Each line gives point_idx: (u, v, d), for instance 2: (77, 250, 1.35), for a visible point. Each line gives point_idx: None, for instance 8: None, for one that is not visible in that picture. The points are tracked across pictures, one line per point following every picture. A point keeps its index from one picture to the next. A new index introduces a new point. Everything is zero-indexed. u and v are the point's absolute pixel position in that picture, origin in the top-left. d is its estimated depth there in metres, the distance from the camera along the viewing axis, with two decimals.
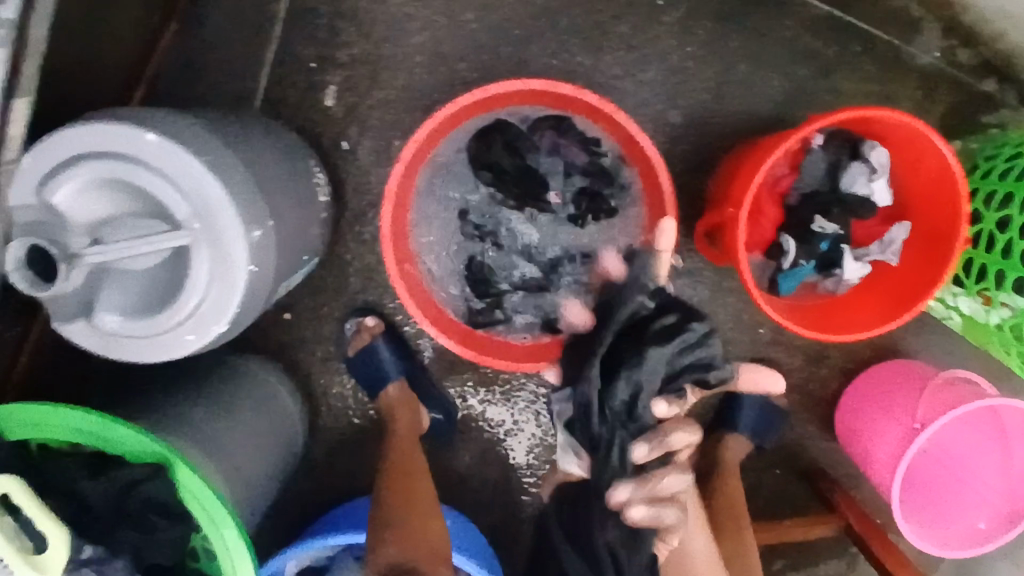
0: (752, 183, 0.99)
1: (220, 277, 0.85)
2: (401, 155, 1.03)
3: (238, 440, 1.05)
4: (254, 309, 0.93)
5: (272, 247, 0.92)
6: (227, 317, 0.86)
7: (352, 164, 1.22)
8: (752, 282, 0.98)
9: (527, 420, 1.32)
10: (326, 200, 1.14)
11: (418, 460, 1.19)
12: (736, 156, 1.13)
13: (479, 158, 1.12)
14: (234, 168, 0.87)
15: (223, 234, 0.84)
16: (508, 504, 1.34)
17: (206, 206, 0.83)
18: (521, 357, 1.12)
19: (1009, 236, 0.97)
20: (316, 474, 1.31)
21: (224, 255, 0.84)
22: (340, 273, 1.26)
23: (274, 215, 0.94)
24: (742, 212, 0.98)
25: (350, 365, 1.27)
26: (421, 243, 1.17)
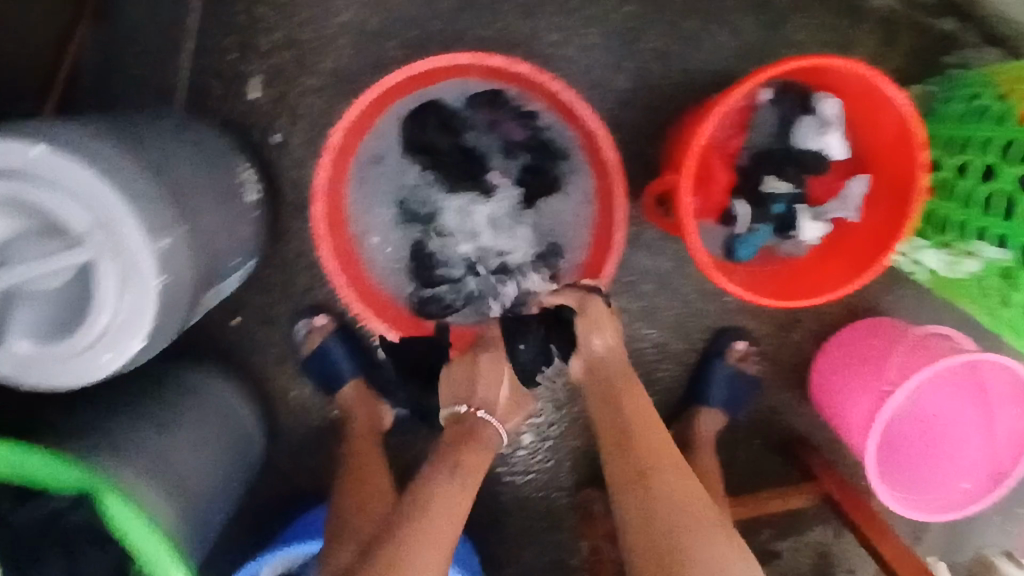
0: (694, 147, 0.92)
1: (130, 292, 0.80)
2: (331, 144, 0.98)
3: (181, 456, 1.01)
4: (176, 320, 0.88)
5: (187, 256, 0.86)
6: (144, 331, 0.82)
7: (286, 157, 1.15)
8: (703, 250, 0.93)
9: None
10: (257, 198, 1.09)
11: (375, 459, 1.15)
12: (685, 119, 1.08)
13: (414, 141, 1.06)
14: (137, 174, 0.82)
15: (129, 246, 0.79)
16: (485, 493, 1.34)
17: (107, 216, 0.78)
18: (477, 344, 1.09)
19: (970, 184, 0.91)
20: (282, 480, 1.27)
21: (133, 268, 0.79)
22: (285, 271, 1.21)
23: (191, 220, 0.89)
24: (684, 178, 0.92)
25: (304, 367, 1.22)
26: (366, 235, 1.11)
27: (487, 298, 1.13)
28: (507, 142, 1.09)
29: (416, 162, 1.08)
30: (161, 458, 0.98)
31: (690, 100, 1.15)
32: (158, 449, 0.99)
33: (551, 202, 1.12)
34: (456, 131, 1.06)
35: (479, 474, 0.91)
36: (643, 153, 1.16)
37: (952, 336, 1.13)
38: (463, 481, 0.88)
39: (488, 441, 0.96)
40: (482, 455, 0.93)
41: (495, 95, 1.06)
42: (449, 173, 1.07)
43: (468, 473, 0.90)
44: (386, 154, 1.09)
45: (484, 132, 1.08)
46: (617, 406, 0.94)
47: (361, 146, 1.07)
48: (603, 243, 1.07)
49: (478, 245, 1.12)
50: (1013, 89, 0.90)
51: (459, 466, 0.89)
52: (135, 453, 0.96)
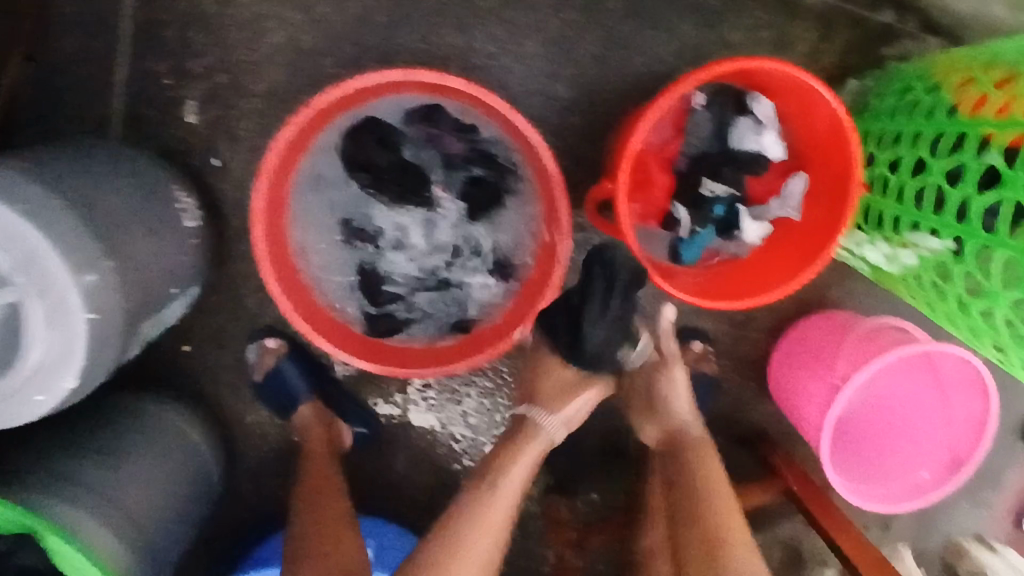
0: (629, 152, 0.93)
1: (58, 329, 0.79)
2: (265, 168, 0.96)
3: (130, 489, 1.00)
4: (111, 354, 0.87)
5: (118, 289, 0.85)
6: (77, 367, 0.80)
7: (228, 180, 1.14)
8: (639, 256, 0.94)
9: (455, 421, 1.30)
10: (196, 225, 1.07)
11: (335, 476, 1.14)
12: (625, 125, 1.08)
13: (352, 160, 1.05)
14: (60, 210, 0.81)
15: (55, 283, 0.78)
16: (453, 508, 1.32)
17: (28, 254, 0.77)
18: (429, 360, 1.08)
19: (901, 179, 0.92)
20: (244, 506, 1.26)
21: (61, 305, 0.78)
22: (234, 295, 1.20)
23: (121, 253, 0.88)
24: (620, 185, 0.92)
25: (259, 391, 1.21)
26: (310, 257, 1.10)
27: (436, 313, 1.13)
28: (447, 156, 1.08)
29: (357, 181, 1.07)
30: (107, 493, 0.97)
31: (631, 104, 1.15)
32: (105, 483, 0.98)
33: (496, 214, 1.11)
34: (394, 147, 1.06)
35: (528, 470, 0.99)
36: (588, 159, 1.16)
37: (906, 327, 1.13)
38: (515, 478, 0.97)
39: (535, 437, 1.02)
40: (528, 453, 1.00)
41: (432, 110, 1.06)
42: (389, 189, 1.06)
43: (508, 472, 0.97)
44: (327, 175, 1.09)
45: (423, 147, 1.08)
46: (686, 468, 0.98)
47: (299, 166, 1.06)
48: (549, 253, 1.07)
49: (425, 261, 1.12)
50: (946, 79, 0.90)
51: (510, 463, 0.98)
52: (80, 490, 0.94)
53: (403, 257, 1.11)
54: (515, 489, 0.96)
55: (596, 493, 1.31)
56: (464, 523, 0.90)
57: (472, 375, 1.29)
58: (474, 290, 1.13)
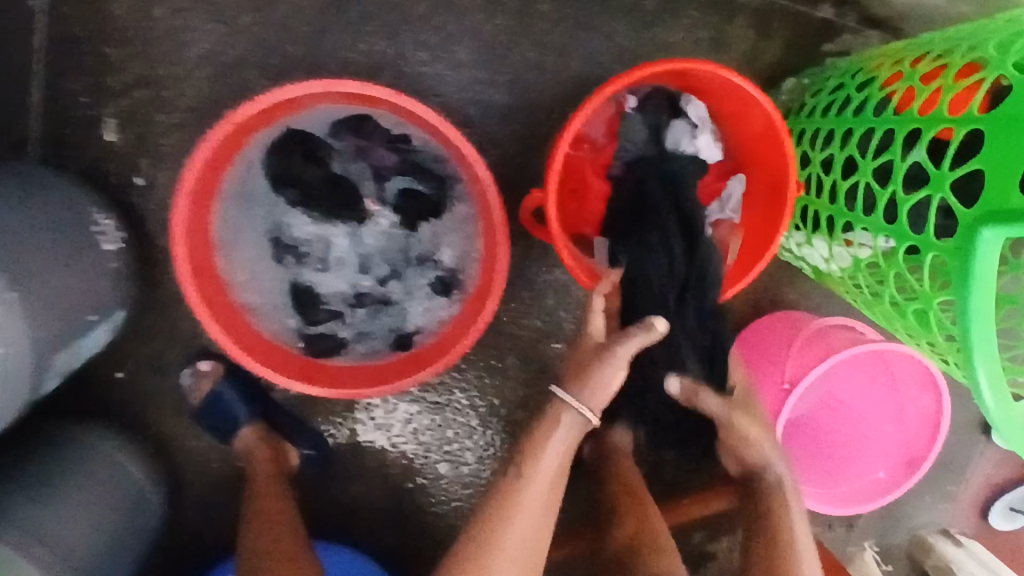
0: (558, 160, 0.90)
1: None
2: (184, 187, 0.92)
3: (55, 528, 0.95)
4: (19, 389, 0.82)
5: (22, 320, 0.81)
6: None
7: (153, 199, 1.10)
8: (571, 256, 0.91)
9: (406, 439, 1.26)
10: (118, 248, 1.03)
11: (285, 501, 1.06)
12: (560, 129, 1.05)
13: (279, 176, 1.02)
14: None
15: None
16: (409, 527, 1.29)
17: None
18: (367, 380, 1.03)
19: (834, 178, 0.90)
20: (189, 536, 1.21)
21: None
22: (169, 318, 1.16)
23: (26, 282, 0.83)
24: (549, 194, 0.90)
25: (198, 417, 1.16)
26: (239, 276, 1.06)
27: (374, 330, 1.09)
28: (378, 168, 1.04)
29: (285, 197, 1.04)
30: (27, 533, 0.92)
31: (568, 108, 1.13)
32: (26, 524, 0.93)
33: (432, 225, 1.07)
34: (322, 161, 1.02)
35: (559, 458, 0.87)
36: (526, 166, 1.13)
37: (853, 326, 1.12)
38: (547, 465, 0.87)
39: (561, 416, 0.88)
40: (554, 433, 0.88)
41: (360, 121, 1.02)
42: (319, 204, 1.03)
43: (536, 457, 0.87)
44: (253, 191, 1.05)
45: (352, 160, 1.04)
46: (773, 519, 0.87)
47: (222, 183, 1.02)
48: (489, 263, 1.03)
49: (360, 277, 1.08)
50: (877, 75, 0.88)
51: (537, 458, 0.87)
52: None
53: (338, 272, 1.08)
54: (550, 477, 0.87)
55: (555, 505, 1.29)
56: (493, 529, 0.83)
57: (421, 392, 1.26)
58: (413, 305, 1.09)
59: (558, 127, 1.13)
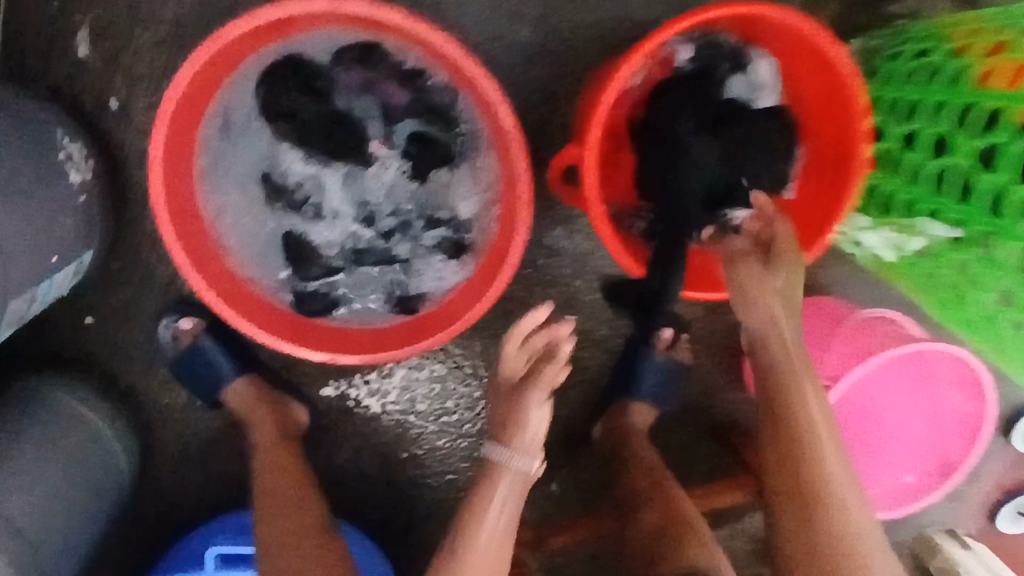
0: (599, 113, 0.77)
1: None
2: (161, 116, 0.78)
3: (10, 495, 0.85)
4: None
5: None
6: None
7: (128, 128, 0.97)
8: (611, 231, 0.78)
9: (402, 409, 1.18)
10: (87, 181, 0.90)
11: (296, 468, 0.97)
12: (596, 79, 0.91)
13: (273, 108, 0.89)
14: None
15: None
16: (401, 499, 1.20)
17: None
18: (368, 343, 0.92)
19: (918, 158, 0.79)
20: (162, 497, 1.13)
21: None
22: (143, 262, 1.04)
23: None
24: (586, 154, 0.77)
25: (177, 374, 1.06)
26: (224, 220, 0.93)
27: (372, 288, 0.98)
28: (387, 107, 0.91)
29: (279, 133, 0.90)
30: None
31: (603, 55, 0.99)
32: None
33: (444, 175, 0.95)
34: (324, 96, 0.89)
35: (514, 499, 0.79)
36: (552, 118, 1.00)
37: (899, 321, 1.02)
38: (485, 540, 0.76)
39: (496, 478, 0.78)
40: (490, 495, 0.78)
41: (370, 52, 0.89)
42: (319, 145, 0.90)
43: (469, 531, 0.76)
44: (244, 123, 0.92)
45: (359, 95, 0.91)
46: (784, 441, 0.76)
47: (207, 111, 0.88)
48: (507, 225, 0.89)
49: (360, 228, 0.96)
50: (972, 42, 0.76)
51: (474, 528, 0.76)
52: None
53: (337, 222, 0.96)
54: (490, 554, 0.75)
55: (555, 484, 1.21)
56: None
57: (420, 358, 1.16)
58: (417, 263, 0.98)
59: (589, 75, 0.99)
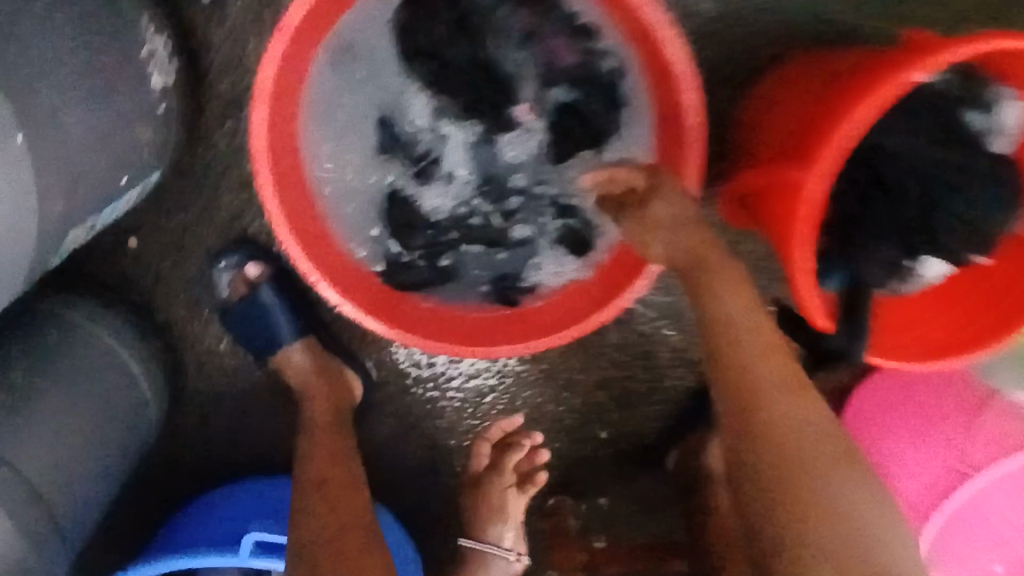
0: (829, 132, 0.61)
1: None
2: (284, 24, 0.63)
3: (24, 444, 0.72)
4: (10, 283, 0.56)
5: (34, 193, 0.53)
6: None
7: (220, 27, 0.82)
8: (810, 290, 0.65)
9: (461, 395, 1.05)
10: (171, 82, 0.74)
11: (347, 449, 0.83)
12: (790, 78, 0.76)
13: (409, 39, 0.74)
14: None
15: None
16: (440, 493, 1.08)
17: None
18: (467, 333, 0.78)
19: None
20: (183, 446, 1.00)
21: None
22: (205, 187, 0.88)
23: (48, 129, 0.54)
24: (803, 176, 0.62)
25: (226, 321, 0.92)
26: (329, 161, 0.78)
27: (477, 268, 0.83)
28: (547, 66, 0.76)
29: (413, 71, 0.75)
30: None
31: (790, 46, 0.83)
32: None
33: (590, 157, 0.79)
34: (475, 36, 0.74)
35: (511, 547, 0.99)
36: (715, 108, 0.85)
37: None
38: None
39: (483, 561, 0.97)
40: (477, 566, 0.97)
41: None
42: (456, 94, 0.76)
43: None
44: (371, 51, 0.76)
45: (517, 46, 0.75)
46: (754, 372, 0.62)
47: (334, 30, 0.73)
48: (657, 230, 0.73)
49: (478, 198, 0.82)
50: None
51: None
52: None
53: (454, 184, 0.81)
54: None
55: (605, 499, 1.08)
56: None
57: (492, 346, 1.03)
58: (533, 251, 0.83)
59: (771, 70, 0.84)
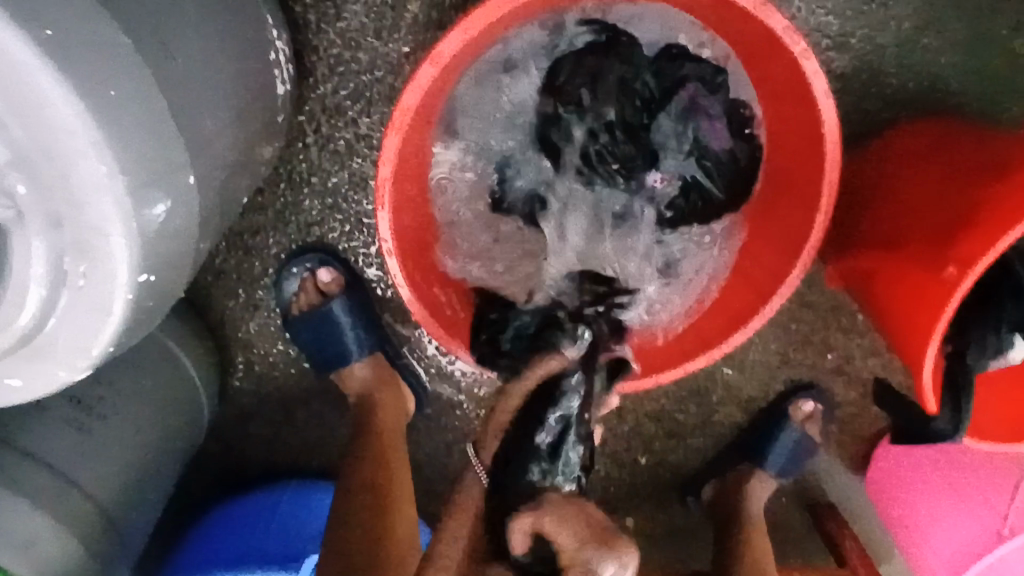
0: (993, 238, 0.63)
1: (79, 292, 0.45)
2: (438, 51, 0.62)
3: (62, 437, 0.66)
4: (164, 305, 0.55)
5: (196, 222, 0.53)
6: (92, 358, 0.47)
7: (334, 40, 0.82)
8: (930, 381, 0.70)
9: None
10: (284, 92, 0.75)
11: (401, 471, 0.77)
12: (893, 163, 0.81)
13: (560, 93, 0.77)
14: (145, 96, 0.46)
15: (93, 217, 0.42)
16: None
17: (51, 153, 0.40)
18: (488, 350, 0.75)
19: None
20: (220, 452, 0.94)
21: (83, 248, 0.43)
22: (290, 188, 0.86)
23: (196, 158, 0.52)
24: (968, 280, 0.64)
25: (291, 330, 0.88)
26: (446, 196, 0.80)
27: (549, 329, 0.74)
28: (699, 143, 0.79)
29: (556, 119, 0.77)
30: (47, 465, 0.65)
31: (882, 118, 0.88)
32: (41, 444, 0.65)
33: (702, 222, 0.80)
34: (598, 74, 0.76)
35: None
36: None
37: None
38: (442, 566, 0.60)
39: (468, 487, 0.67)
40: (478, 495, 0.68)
41: (711, 66, 0.76)
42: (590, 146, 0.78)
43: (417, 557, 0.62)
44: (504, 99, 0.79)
45: (673, 119, 0.78)
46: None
47: (464, 74, 0.75)
48: (756, 289, 0.75)
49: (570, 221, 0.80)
50: None
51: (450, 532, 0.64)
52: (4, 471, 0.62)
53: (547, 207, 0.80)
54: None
55: None
56: None
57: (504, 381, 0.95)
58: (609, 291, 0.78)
59: (861, 139, 0.88)
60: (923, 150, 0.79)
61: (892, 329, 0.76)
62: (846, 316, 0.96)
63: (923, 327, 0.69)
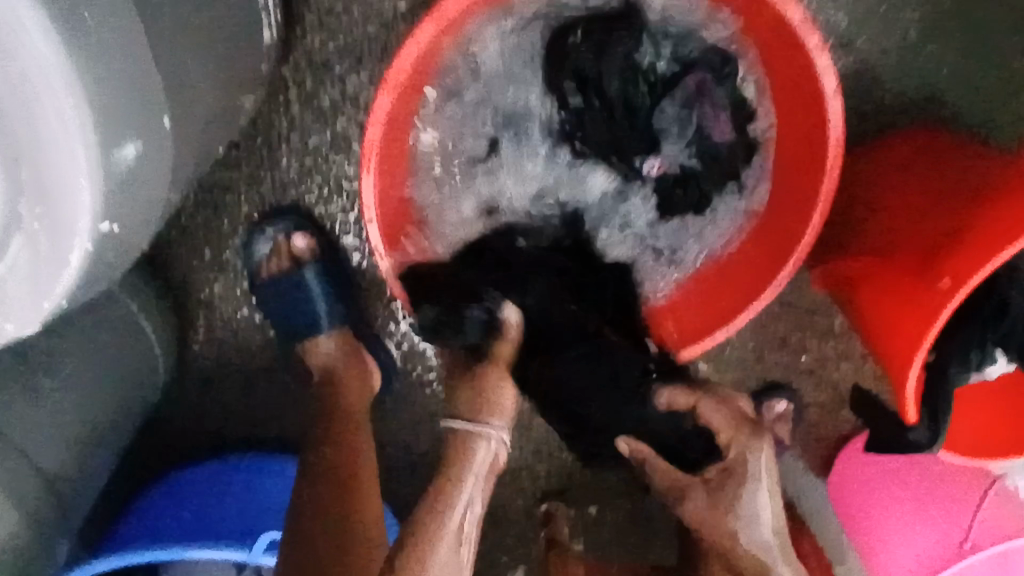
0: (989, 250, 0.62)
1: (34, 239, 0.40)
2: (440, 11, 0.59)
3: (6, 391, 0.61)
4: (122, 263, 0.51)
5: (168, 170, 0.49)
6: (39, 313, 0.43)
7: None
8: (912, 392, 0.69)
9: None
10: (270, 39, 0.70)
11: (365, 451, 0.73)
12: (887, 169, 0.80)
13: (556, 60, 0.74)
14: (128, 29, 0.41)
15: (53, 154, 0.38)
16: None
17: (21, 82, 0.36)
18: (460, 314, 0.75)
19: None
20: (172, 417, 0.89)
21: (42, 189, 0.39)
22: (268, 145, 0.81)
23: (175, 103, 0.48)
24: (963, 292, 0.62)
25: (259, 296, 0.83)
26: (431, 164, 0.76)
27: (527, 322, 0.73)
28: (701, 133, 0.77)
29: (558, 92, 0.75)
30: None
31: (882, 123, 0.86)
32: None
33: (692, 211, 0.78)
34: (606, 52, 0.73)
35: (457, 547, 0.62)
36: None
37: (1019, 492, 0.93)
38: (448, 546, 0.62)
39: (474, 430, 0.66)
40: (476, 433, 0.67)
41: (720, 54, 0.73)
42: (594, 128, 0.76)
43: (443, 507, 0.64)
44: (501, 73, 0.75)
45: (678, 104, 0.77)
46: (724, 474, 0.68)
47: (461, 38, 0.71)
48: (742, 287, 0.73)
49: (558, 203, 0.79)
50: None
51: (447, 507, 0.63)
52: None
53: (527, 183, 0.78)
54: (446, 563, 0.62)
55: (596, 507, 0.99)
56: None
57: None
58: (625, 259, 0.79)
59: (856, 143, 0.87)
60: (918, 158, 0.78)
61: (872, 333, 0.76)
62: (825, 320, 0.96)
63: (908, 336, 0.68)
